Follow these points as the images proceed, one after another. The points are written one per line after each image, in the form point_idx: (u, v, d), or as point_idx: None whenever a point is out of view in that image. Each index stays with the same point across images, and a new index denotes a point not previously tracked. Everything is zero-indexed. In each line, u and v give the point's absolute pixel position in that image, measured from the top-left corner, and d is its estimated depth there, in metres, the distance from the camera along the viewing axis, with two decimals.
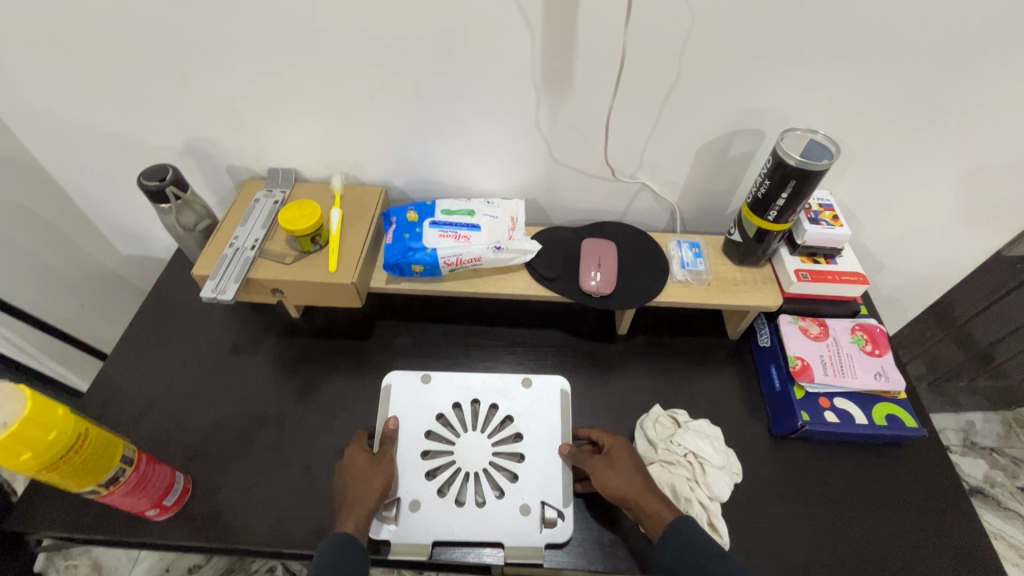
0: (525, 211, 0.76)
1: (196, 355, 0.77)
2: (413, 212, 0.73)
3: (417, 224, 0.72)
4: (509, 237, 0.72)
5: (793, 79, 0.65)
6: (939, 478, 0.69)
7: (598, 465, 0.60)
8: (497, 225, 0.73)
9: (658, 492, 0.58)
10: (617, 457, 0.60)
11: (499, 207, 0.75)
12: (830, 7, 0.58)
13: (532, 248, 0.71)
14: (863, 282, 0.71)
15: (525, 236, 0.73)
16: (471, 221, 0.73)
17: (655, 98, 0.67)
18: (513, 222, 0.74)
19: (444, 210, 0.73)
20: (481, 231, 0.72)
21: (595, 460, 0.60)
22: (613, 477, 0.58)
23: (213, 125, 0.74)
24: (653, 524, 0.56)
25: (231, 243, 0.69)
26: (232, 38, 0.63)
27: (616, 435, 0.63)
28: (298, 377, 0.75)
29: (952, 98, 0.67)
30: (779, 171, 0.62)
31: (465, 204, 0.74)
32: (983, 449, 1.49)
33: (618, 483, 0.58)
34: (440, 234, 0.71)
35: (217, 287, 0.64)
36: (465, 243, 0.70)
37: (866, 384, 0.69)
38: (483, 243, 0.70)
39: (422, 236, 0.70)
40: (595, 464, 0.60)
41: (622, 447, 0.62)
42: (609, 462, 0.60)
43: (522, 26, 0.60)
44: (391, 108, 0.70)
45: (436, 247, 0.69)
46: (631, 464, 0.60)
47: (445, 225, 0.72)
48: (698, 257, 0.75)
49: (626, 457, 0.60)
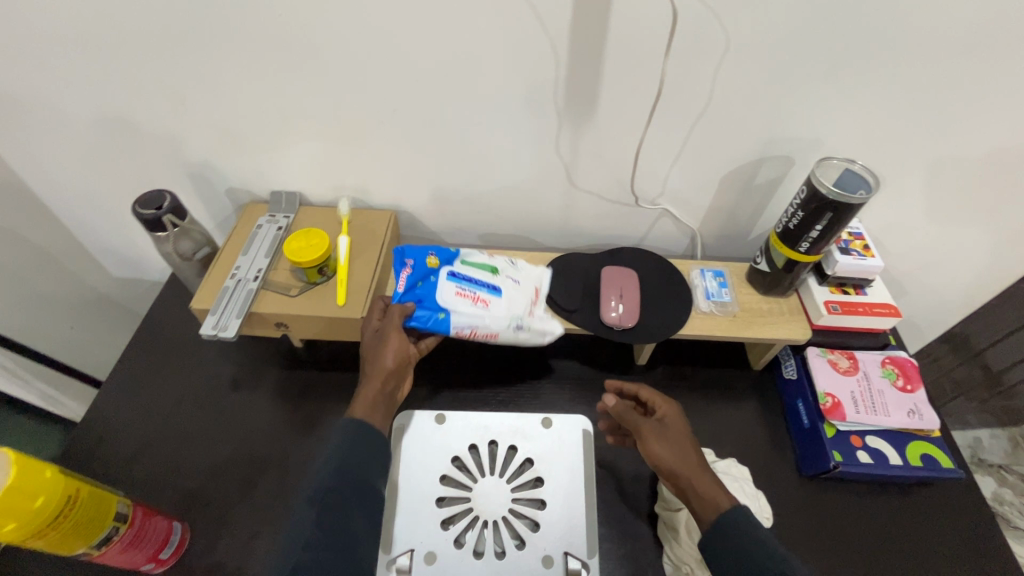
0: (549, 280, 0.72)
1: (194, 391, 0.73)
2: (433, 257, 0.67)
3: (433, 273, 0.65)
4: (528, 313, 0.67)
5: (827, 107, 0.63)
6: (977, 522, 0.66)
7: (648, 432, 0.56)
8: (519, 294, 0.68)
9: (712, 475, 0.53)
10: (670, 420, 0.58)
11: (522, 273, 0.70)
12: (871, 36, 0.56)
13: (553, 329, 0.68)
14: (895, 315, 0.68)
15: (547, 314, 0.69)
16: (491, 280, 0.68)
17: (682, 124, 0.64)
18: (535, 294, 0.69)
19: (463, 262, 0.68)
20: (501, 297, 0.67)
21: (646, 424, 0.57)
22: (659, 443, 0.55)
23: (213, 146, 0.70)
24: (704, 505, 0.51)
25: (232, 274, 0.65)
26: (238, 57, 0.59)
27: (671, 402, 0.60)
28: (302, 414, 0.71)
29: (990, 130, 0.64)
30: (813, 203, 0.59)
31: (488, 260, 0.70)
32: (992, 466, 1.48)
33: (668, 452, 0.55)
34: (457, 290, 0.64)
35: (218, 323, 0.60)
36: (484, 309, 0.65)
37: (900, 423, 0.66)
38: (502, 318, 0.65)
39: (438, 288, 0.64)
40: (645, 429, 0.57)
41: (676, 419, 0.58)
42: (661, 430, 0.57)
43: (546, 50, 0.57)
44: (404, 133, 0.67)
45: (452, 306, 0.63)
46: (684, 437, 0.56)
47: (463, 278, 0.66)
48: (723, 287, 0.72)
49: (679, 429, 0.57)
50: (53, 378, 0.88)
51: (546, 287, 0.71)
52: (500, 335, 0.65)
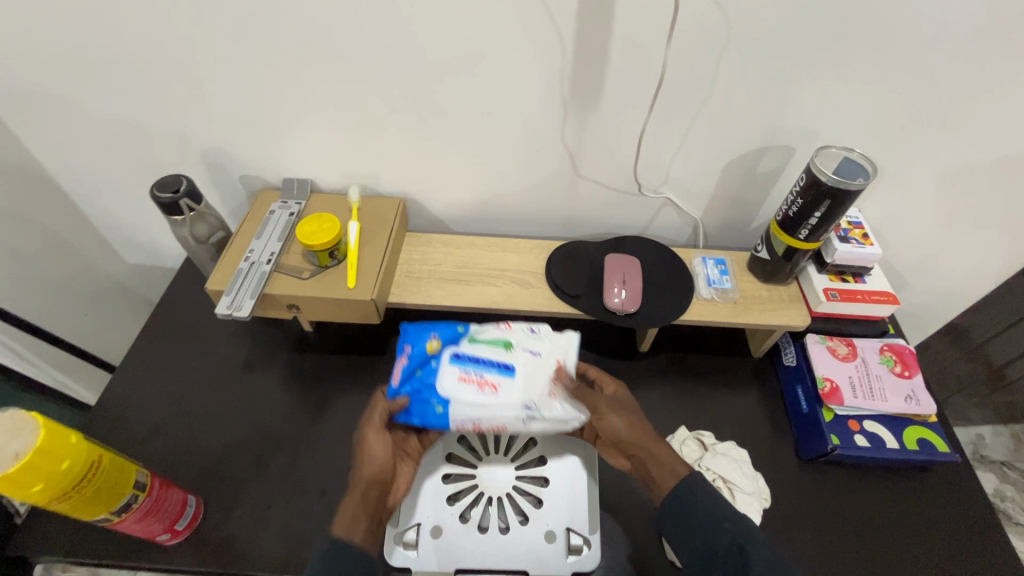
0: (577, 348, 0.61)
1: (207, 373, 0.75)
2: (435, 340, 0.62)
3: (434, 357, 0.60)
4: (543, 395, 0.58)
5: (827, 98, 0.64)
6: (972, 505, 0.68)
7: (605, 407, 0.59)
8: (535, 372, 0.59)
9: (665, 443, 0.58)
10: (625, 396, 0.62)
11: (543, 343, 0.61)
12: (870, 26, 0.57)
13: (576, 415, 0.58)
14: (893, 302, 0.70)
15: (568, 396, 0.59)
16: (503, 358, 0.59)
17: (685, 114, 0.66)
18: (555, 370, 0.59)
19: (472, 339, 0.61)
20: (513, 378, 0.58)
21: (603, 400, 0.59)
22: (617, 417, 0.59)
23: (228, 134, 0.72)
24: (665, 472, 0.56)
25: (246, 257, 0.67)
26: (254, 46, 0.61)
27: (618, 380, 0.63)
28: (312, 395, 0.73)
29: (989, 119, 0.65)
30: (812, 190, 0.61)
31: (502, 333, 0.61)
32: (994, 462, 1.48)
33: (624, 425, 0.58)
34: (461, 375, 0.58)
35: (233, 303, 0.62)
36: (490, 396, 0.57)
37: (897, 408, 0.67)
38: (512, 404, 0.56)
39: (439, 374, 0.58)
40: (602, 405, 0.59)
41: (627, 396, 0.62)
42: (615, 405, 0.60)
43: (552, 39, 0.58)
44: (413, 121, 0.69)
45: (453, 394, 0.57)
46: (635, 410, 0.60)
47: (469, 360, 0.59)
48: (724, 274, 0.74)
49: (629, 404, 0.60)
50: (59, 358, 0.92)
51: (571, 359, 0.61)
52: (509, 426, 0.57)
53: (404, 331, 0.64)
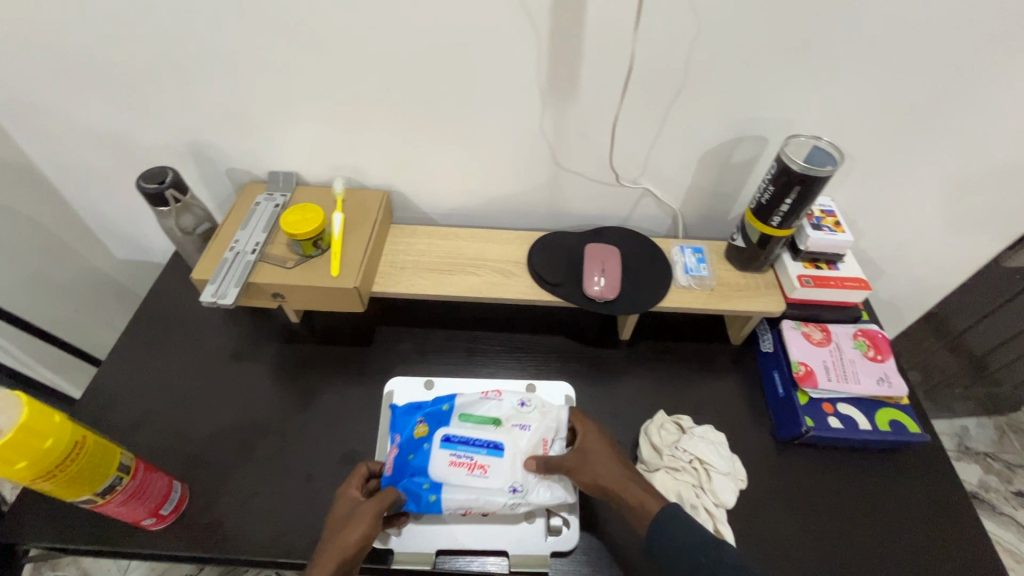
0: (566, 421, 0.62)
1: (194, 364, 0.76)
2: (422, 424, 0.62)
3: (425, 440, 0.60)
4: (533, 475, 0.58)
5: (798, 87, 0.66)
6: (945, 485, 0.69)
7: (573, 466, 0.58)
8: (525, 450, 0.59)
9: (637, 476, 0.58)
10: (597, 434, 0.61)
11: (532, 418, 0.61)
12: (836, 15, 0.59)
13: (563, 496, 0.59)
14: (865, 288, 0.71)
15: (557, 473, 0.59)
16: (492, 437, 0.60)
17: (661, 105, 0.67)
18: (543, 447, 0.60)
19: (461, 418, 0.61)
20: (502, 459, 0.58)
21: (570, 459, 0.58)
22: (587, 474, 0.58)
23: (213, 127, 0.73)
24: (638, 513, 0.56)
25: (231, 247, 0.68)
26: (237, 39, 0.63)
27: (588, 423, 0.62)
28: (298, 383, 0.74)
29: (953, 106, 0.67)
30: (783, 177, 0.63)
31: (490, 409, 0.62)
32: (978, 454, 1.50)
33: (594, 479, 0.58)
34: (451, 459, 0.58)
35: (217, 291, 0.63)
36: (481, 479, 0.57)
37: (870, 390, 0.69)
38: (500, 487, 0.57)
39: (430, 458, 0.58)
40: (570, 464, 0.58)
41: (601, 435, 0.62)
42: (584, 460, 0.58)
43: (528, 31, 0.60)
44: (395, 113, 0.70)
45: (444, 480, 0.58)
46: (606, 456, 0.59)
47: (459, 442, 0.59)
48: (701, 262, 0.75)
49: (600, 451, 0.59)
50: (44, 351, 0.93)
51: (561, 434, 0.61)
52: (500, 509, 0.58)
53: (395, 416, 0.65)
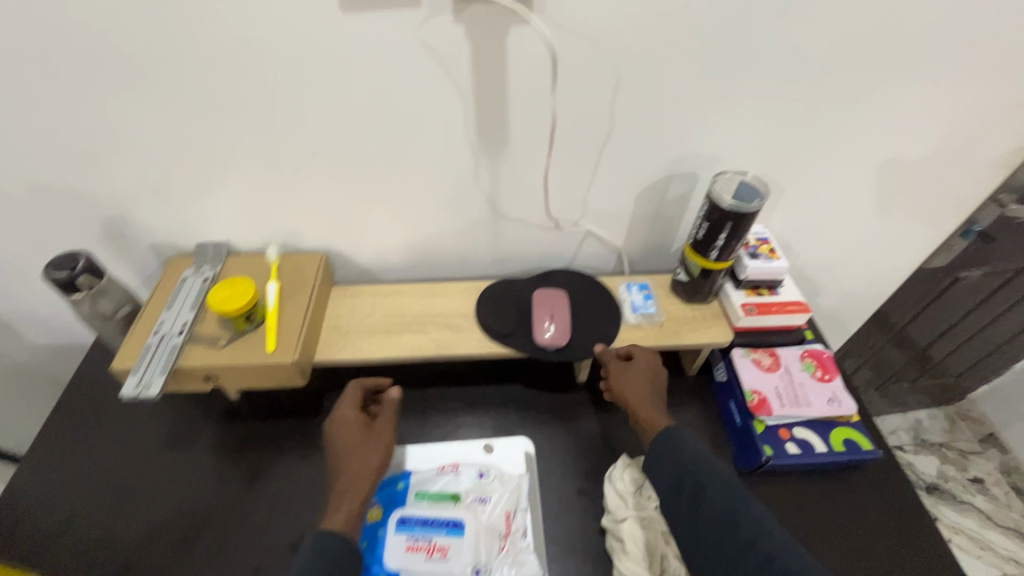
0: (525, 490, 0.64)
1: (124, 456, 0.70)
2: (377, 507, 0.61)
3: (381, 525, 0.60)
4: (495, 552, 0.59)
5: (720, 124, 0.68)
6: (903, 497, 0.70)
7: (616, 370, 0.68)
8: (485, 525, 0.61)
9: (655, 405, 0.65)
10: (639, 353, 0.69)
11: (492, 490, 0.63)
12: (745, 60, 0.61)
13: (527, 570, 0.59)
14: (805, 311, 0.73)
15: (518, 547, 0.60)
16: (452, 515, 0.61)
17: (592, 149, 0.68)
18: (505, 519, 0.61)
19: (418, 497, 0.62)
20: (462, 536, 0.59)
21: (616, 364, 0.68)
22: (624, 379, 0.67)
23: (130, 201, 0.69)
24: (646, 429, 0.63)
25: (156, 330, 0.63)
26: (147, 111, 0.60)
27: (648, 349, 0.70)
28: (242, 466, 0.69)
29: (862, 134, 0.71)
30: (715, 214, 0.64)
31: (449, 484, 0.63)
32: (934, 445, 1.57)
33: (625, 387, 0.66)
34: (410, 543, 0.58)
35: (140, 382, 0.59)
36: (441, 562, 0.58)
37: (821, 412, 0.70)
38: (461, 567, 0.58)
39: (388, 545, 0.58)
40: (615, 367, 0.68)
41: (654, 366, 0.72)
42: (628, 370, 0.68)
43: (451, 89, 0.60)
44: (325, 176, 0.68)
45: (403, 566, 0.57)
46: (647, 377, 0.67)
47: (417, 524, 0.60)
48: (648, 299, 0.76)
49: (645, 369, 0.67)
50: None
51: (522, 505, 0.63)
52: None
53: None
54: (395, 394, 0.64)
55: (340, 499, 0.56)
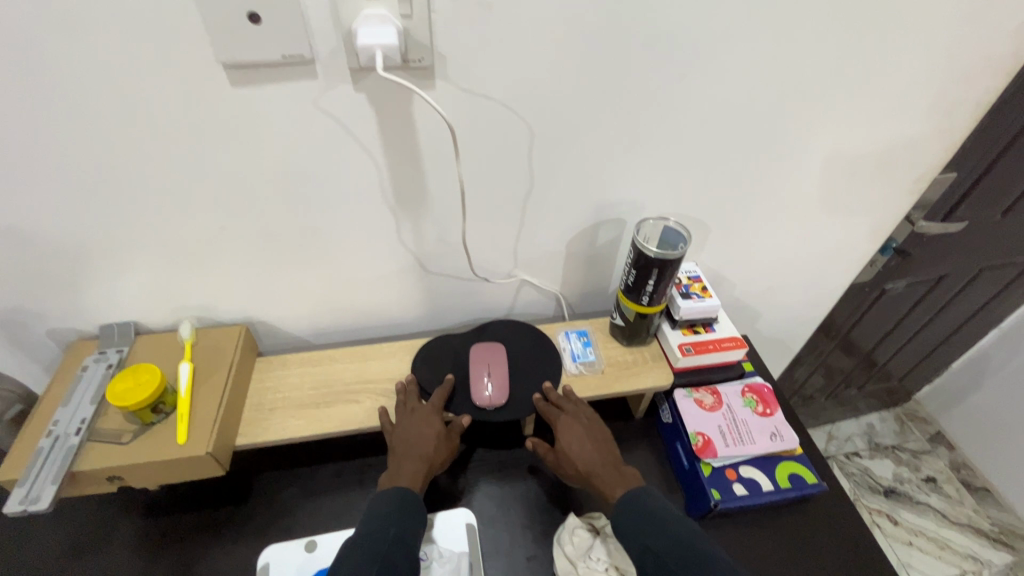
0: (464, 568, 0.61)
1: (22, 572, 0.63)
2: None
3: None
4: None
5: (640, 171, 0.68)
6: (851, 525, 0.70)
7: (554, 464, 0.66)
8: None
9: (601, 479, 0.62)
10: (562, 435, 0.65)
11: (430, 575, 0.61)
12: (655, 112, 0.62)
13: None
14: (741, 346, 0.74)
15: None
16: None
17: (515, 203, 0.67)
18: None
19: None
20: None
21: (551, 458, 0.67)
22: (564, 472, 0.65)
23: (18, 290, 0.63)
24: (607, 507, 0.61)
25: (49, 431, 0.57)
26: (26, 197, 0.55)
27: (561, 427, 0.66)
28: (162, 567, 0.63)
29: (778, 172, 0.73)
30: (641, 262, 0.64)
31: None
32: (887, 448, 1.61)
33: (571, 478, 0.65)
34: None
35: (28, 496, 0.52)
36: None
37: (766, 448, 0.70)
38: None
39: None
40: (552, 462, 0.66)
41: (588, 413, 0.68)
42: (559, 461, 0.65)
43: (362, 155, 0.58)
44: (238, 247, 0.64)
45: None
46: (575, 459, 0.64)
47: None
48: (587, 346, 0.76)
49: (568, 453, 0.64)
50: None
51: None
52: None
53: None
54: (465, 423, 0.66)
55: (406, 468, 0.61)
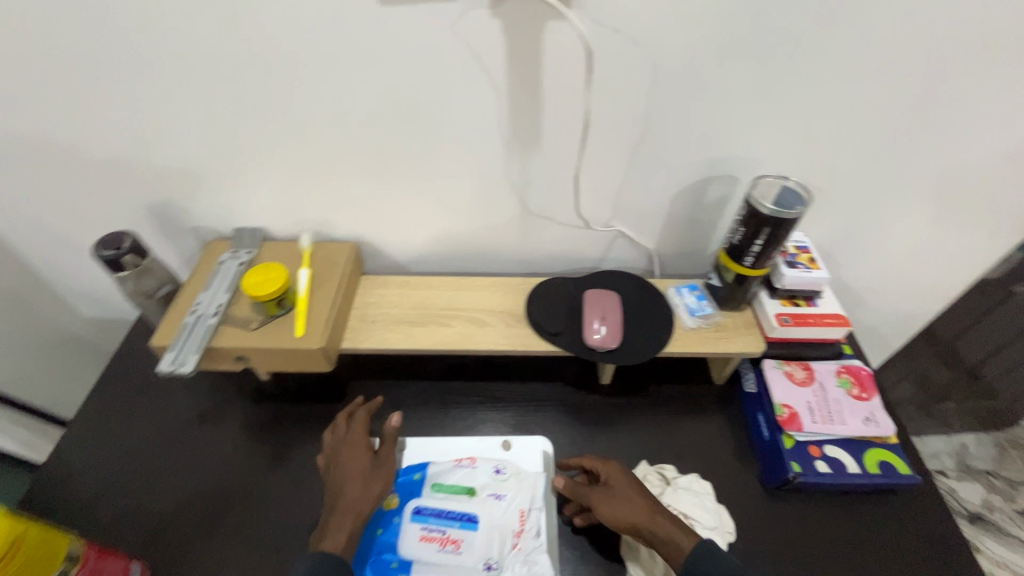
0: (544, 488, 0.60)
1: (160, 428, 0.74)
2: (392, 495, 0.59)
3: (395, 513, 0.57)
4: (508, 550, 0.55)
5: (762, 127, 0.65)
6: (939, 526, 0.67)
7: (598, 497, 0.58)
8: (501, 519, 0.56)
9: (666, 515, 0.57)
10: (614, 477, 0.60)
11: (510, 484, 0.59)
12: (791, 61, 0.59)
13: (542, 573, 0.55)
14: (845, 324, 0.70)
15: (535, 545, 0.56)
16: (467, 508, 0.57)
17: (626, 148, 0.67)
18: (522, 518, 0.57)
19: (434, 484, 0.59)
20: (477, 530, 0.55)
21: (595, 492, 0.59)
22: (616, 505, 0.57)
23: (173, 186, 0.71)
24: (670, 548, 0.54)
25: (193, 310, 0.66)
26: (190, 99, 0.62)
27: (608, 461, 0.63)
28: (268, 446, 0.72)
29: (917, 142, 0.67)
30: (753, 219, 0.62)
31: (466, 476, 0.59)
32: (980, 472, 1.41)
33: (620, 511, 0.57)
34: (422, 534, 0.55)
35: (176, 359, 0.61)
36: (453, 555, 0.54)
37: (856, 431, 0.67)
38: (474, 558, 0.54)
39: (400, 533, 0.56)
40: (596, 496, 0.58)
41: (618, 473, 0.61)
42: (610, 493, 0.59)
43: (485, 84, 0.59)
44: (358, 168, 0.69)
45: (413, 556, 0.54)
46: (632, 489, 0.59)
47: (431, 515, 0.56)
48: (702, 300, 0.74)
49: (623, 482, 0.60)
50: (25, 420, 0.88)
51: (538, 504, 0.58)
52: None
53: None
54: (394, 423, 0.60)
55: (342, 515, 0.54)
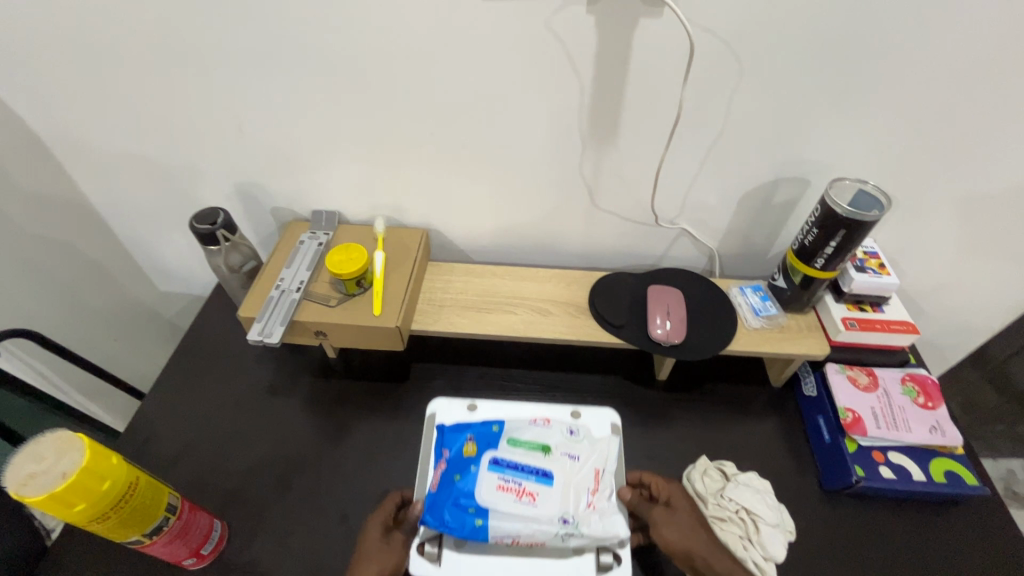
0: (616, 454, 0.61)
1: (234, 396, 0.77)
2: (471, 443, 0.60)
3: (473, 462, 0.58)
4: (585, 505, 0.56)
5: (840, 131, 0.65)
6: (1004, 542, 0.65)
7: (660, 518, 0.59)
8: (578, 478, 0.58)
9: (723, 554, 0.57)
10: (677, 503, 0.61)
11: (583, 446, 0.60)
12: (878, 66, 0.59)
13: (617, 531, 0.56)
14: (912, 332, 0.70)
15: (608, 505, 0.57)
16: (542, 464, 0.58)
17: (700, 147, 0.68)
18: (596, 477, 0.58)
19: (510, 439, 0.60)
20: (553, 485, 0.57)
21: (657, 512, 0.60)
22: (676, 531, 0.58)
23: (260, 167, 0.75)
24: None
25: (277, 285, 0.69)
26: (287, 85, 0.65)
27: (670, 483, 0.63)
28: (334, 419, 0.75)
29: (999, 154, 0.66)
30: (828, 220, 0.62)
31: (540, 436, 0.61)
32: None
33: (681, 537, 0.58)
34: (500, 483, 0.56)
35: (264, 329, 0.64)
36: (529, 506, 0.55)
37: (922, 439, 0.66)
38: (551, 512, 0.55)
39: (477, 482, 0.57)
40: (658, 516, 0.59)
41: (682, 500, 0.61)
42: (673, 516, 0.59)
43: (571, 79, 0.61)
44: (435, 157, 0.71)
45: (492, 505, 0.55)
46: (692, 518, 0.60)
47: (508, 466, 0.58)
48: (766, 300, 0.74)
49: (686, 509, 0.60)
50: (92, 387, 0.93)
51: (610, 466, 0.60)
52: (547, 540, 0.55)
53: (442, 433, 0.62)
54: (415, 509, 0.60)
55: None
